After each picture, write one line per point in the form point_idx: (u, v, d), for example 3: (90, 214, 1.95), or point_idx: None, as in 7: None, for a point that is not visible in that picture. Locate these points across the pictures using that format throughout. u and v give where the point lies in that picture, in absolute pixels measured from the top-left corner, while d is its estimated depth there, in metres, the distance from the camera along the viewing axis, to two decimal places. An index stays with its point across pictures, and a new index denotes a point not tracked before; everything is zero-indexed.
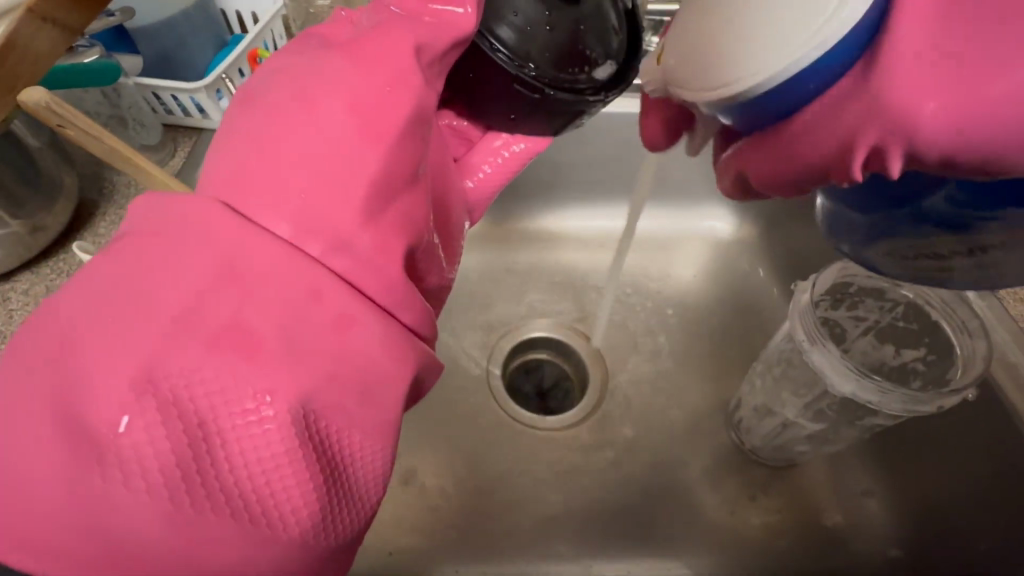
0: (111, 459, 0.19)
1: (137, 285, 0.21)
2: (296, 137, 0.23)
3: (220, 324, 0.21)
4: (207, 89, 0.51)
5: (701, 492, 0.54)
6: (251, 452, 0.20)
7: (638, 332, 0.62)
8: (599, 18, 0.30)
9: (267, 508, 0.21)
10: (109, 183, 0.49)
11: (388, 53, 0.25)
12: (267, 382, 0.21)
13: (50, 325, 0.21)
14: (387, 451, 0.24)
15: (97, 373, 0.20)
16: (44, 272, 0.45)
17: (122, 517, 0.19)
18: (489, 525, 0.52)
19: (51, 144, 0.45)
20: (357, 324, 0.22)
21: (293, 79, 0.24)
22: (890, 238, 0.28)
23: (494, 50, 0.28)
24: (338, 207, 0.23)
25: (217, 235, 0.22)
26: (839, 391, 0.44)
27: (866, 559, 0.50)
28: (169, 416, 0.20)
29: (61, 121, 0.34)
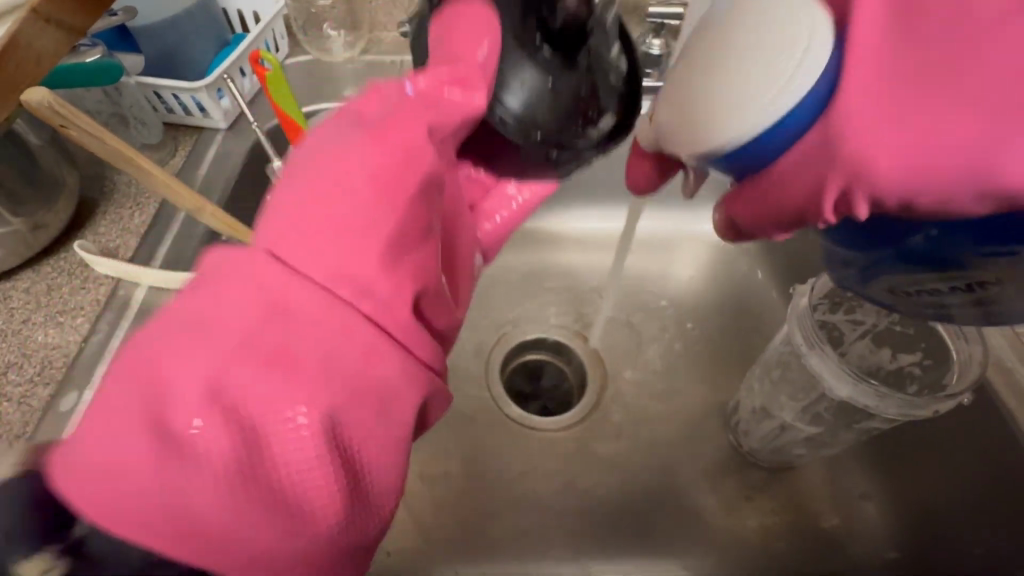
0: (183, 453, 0.20)
1: (212, 300, 0.22)
2: (331, 192, 0.24)
3: (276, 339, 0.21)
4: (208, 89, 0.51)
5: (699, 493, 0.54)
6: (289, 455, 0.21)
7: (637, 333, 0.62)
8: (599, 76, 0.30)
9: (300, 509, 0.21)
10: (110, 182, 0.49)
11: (398, 120, 0.25)
12: (313, 395, 0.21)
13: (137, 334, 0.22)
14: (401, 469, 0.24)
15: (173, 377, 0.21)
16: (45, 271, 0.45)
17: (187, 507, 0.20)
18: (488, 526, 0.53)
19: (52, 143, 0.45)
20: (387, 351, 0.23)
21: (318, 150, 0.25)
22: (885, 276, 0.28)
23: (503, 118, 0.28)
24: (369, 246, 0.23)
25: (276, 266, 0.23)
26: (838, 395, 0.44)
27: (863, 561, 0.51)
28: (230, 418, 0.20)
29: (64, 122, 0.34)
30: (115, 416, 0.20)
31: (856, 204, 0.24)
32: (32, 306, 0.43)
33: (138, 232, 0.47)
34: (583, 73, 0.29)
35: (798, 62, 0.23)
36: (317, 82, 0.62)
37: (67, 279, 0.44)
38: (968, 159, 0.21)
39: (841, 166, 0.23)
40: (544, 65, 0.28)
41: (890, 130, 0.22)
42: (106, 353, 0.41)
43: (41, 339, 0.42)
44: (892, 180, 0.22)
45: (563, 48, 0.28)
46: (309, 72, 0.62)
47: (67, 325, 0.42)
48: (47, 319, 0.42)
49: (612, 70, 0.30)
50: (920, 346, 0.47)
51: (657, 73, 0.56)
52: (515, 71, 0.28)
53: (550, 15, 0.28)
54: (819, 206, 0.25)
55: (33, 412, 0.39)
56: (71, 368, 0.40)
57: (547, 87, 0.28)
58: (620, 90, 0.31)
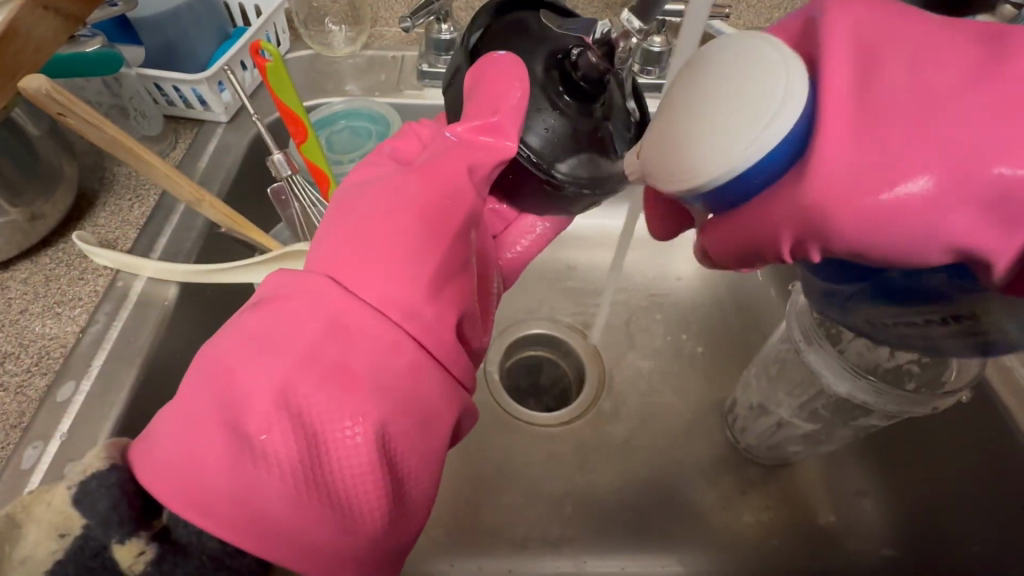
0: (257, 454, 0.24)
1: (278, 326, 0.26)
2: (382, 231, 0.28)
3: (335, 357, 0.25)
4: (209, 81, 0.51)
5: (696, 488, 0.54)
6: (345, 458, 0.24)
7: (637, 329, 0.63)
8: (610, 123, 0.32)
9: (352, 507, 0.25)
10: (109, 173, 0.49)
11: (444, 172, 0.29)
12: (363, 408, 0.25)
13: (213, 355, 0.26)
14: (435, 477, 0.28)
15: (251, 390, 0.25)
16: (43, 261, 0.45)
17: (259, 498, 0.24)
18: (485, 521, 0.53)
19: (51, 133, 0.45)
20: (428, 368, 0.27)
21: (375, 196, 0.29)
22: (870, 308, 0.28)
23: (522, 153, 0.30)
24: (416, 279, 0.27)
25: (330, 297, 0.26)
26: (837, 391, 0.44)
27: (859, 559, 0.51)
28: (296, 426, 0.24)
29: (62, 110, 0.34)
30: (201, 422, 0.25)
31: (808, 253, 0.24)
32: (29, 297, 0.43)
33: (138, 223, 0.47)
34: (599, 120, 0.31)
35: (786, 89, 0.22)
36: (317, 75, 0.62)
37: (65, 270, 0.44)
38: (929, 214, 0.21)
39: (797, 219, 0.23)
40: (565, 108, 0.30)
41: (857, 180, 0.21)
42: (105, 344, 0.41)
43: (38, 329, 0.41)
44: (853, 232, 0.21)
45: (582, 96, 0.31)
46: (310, 65, 0.62)
47: (65, 316, 0.42)
48: (45, 310, 0.42)
49: (622, 120, 0.33)
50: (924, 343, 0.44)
51: (658, 71, 0.56)
52: (540, 115, 0.30)
53: (572, 66, 0.30)
54: (778, 248, 0.25)
55: (30, 402, 0.39)
56: (68, 358, 0.40)
57: (569, 130, 0.30)
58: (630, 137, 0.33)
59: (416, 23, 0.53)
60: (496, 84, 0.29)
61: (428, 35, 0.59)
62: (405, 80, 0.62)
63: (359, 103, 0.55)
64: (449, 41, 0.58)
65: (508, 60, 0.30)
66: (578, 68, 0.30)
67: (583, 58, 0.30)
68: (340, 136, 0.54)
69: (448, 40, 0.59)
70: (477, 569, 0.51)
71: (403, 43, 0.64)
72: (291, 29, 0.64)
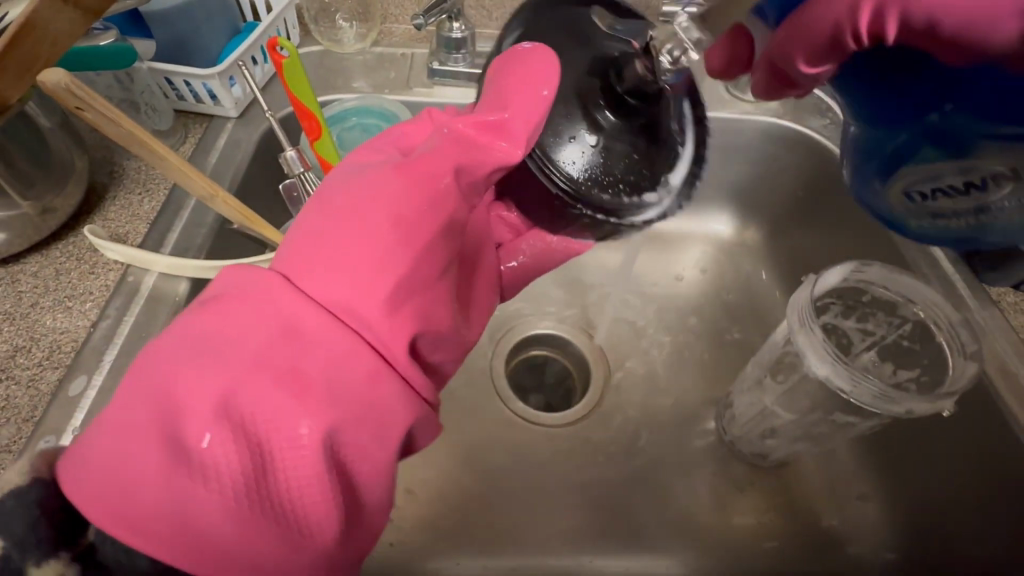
0: (195, 467, 0.24)
1: (224, 332, 0.26)
2: (349, 237, 0.28)
3: (285, 361, 0.25)
4: (221, 76, 0.51)
5: (698, 489, 0.55)
6: (290, 468, 0.24)
7: (642, 330, 0.63)
8: (649, 146, 0.30)
9: (298, 518, 0.25)
10: (119, 167, 0.49)
11: (433, 172, 0.29)
12: (313, 418, 0.25)
13: (156, 362, 0.26)
14: (389, 483, 0.28)
15: (190, 398, 0.24)
16: (53, 255, 0.44)
17: (197, 514, 0.23)
18: (492, 518, 0.53)
19: (63, 126, 0.45)
20: (385, 377, 0.27)
21: (356, 195, 0.29)
22: (902, 173, 0.29)
23: (554, 176, 0.28)
24: (377, 288, 0.27)
25: (282, 304, 0.26)
26: (816, 374, 0.44)
27: (860, 561, 0.51)
28: (239, 435, 0.24)
29: (80, 104, 0.34)
30: (141, 433, 0.24)
31: (886, 24, 0.25)
32: (40, 291, 0.43)
33: (148, 218, 0.47)
34: (639, 142, 0.30)
35: None
36: (327, 72, 0.62)
37: (75, 264, 0.44)
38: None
39: None
40: (604, 127, 0.29)
41: None
42: (116, 338, 0.41)
43: (49, 324, 0.41)
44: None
45: (624, 111, 0.29)
46: (319, 61, 0.62)
47: (75, 310, 0.42)
48: (55, 304, 0.42)
49: (664, 143, 0.31)
50: (920, 362, 0.49)
51: None
52: (570, 128, 0.29)
53: (617, 78, 0.29)
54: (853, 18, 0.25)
55: (42, 397, 0.39)
56: (79, 352, 0.40)
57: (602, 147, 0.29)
58: (670, 166, 0.31)
59: (427, 22, 0.53)
60: (524, 85, 0.28)
61: (438, 34, 0.59)
62: (414, 78, 0.62)
63: (371, 100, 0.56)
64: (458, 39, 0.59)
65: (541, 53, 0.29)
66: (624, 80, 0.29)
67: (629, 71, 0.29)
68: (352, 133, 0.54)
69: (459, 38, 0.59)
70: (483, 568, 0.51)
71: (412, 41, 0.64)
72: (301, 24, 0.64)
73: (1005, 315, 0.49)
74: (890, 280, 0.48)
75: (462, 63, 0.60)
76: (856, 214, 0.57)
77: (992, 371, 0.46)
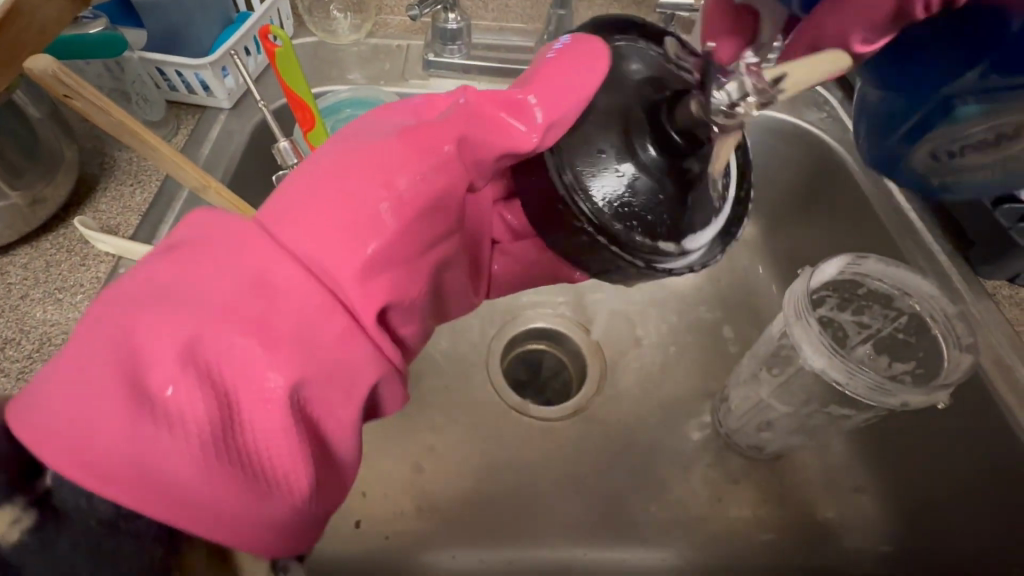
0: (159, 414, 0.22)
1: (191, 278, 0.25)
2: (331, 190, 0.26)
3: (257, 311, 0.24)
4: (213, 67, 0.51)
5: (694, 482, 0.55)
6: (259, 420, 0.23)
7: (639, 323, 0.63)
8: (680, 197, 0.29)
9: (267, 472, 0.24)
10: (110, 158, 0.49)
11: (438, 141, 0.28)
12: (285, 369, 0.24)
13: (114, 306, 0.24)
14: (356, 442, 0.28)
15: (152, 344, 0.23)
16: (43, 247, 0.44)
17: (160, 461, 0.22)
18: (489, 512, 0.53)
19: (53, 116, 0.44)
20: (358, 335, 0.26)
21: (350, 154, 0.28)
22: (920, 142, 0.41)
23: (576, 200, 0.27)
24: (358, 245, 0.26)
25: (256, 254, 0.25)
26: (811, 366, 0.45)
27: (856, 554, 0.51)
28: (205, 384, 0.23)
29: (68, 92, 0.33)
30: (93, 376, 0.23)
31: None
32: (30, 283, 0.42)
33: (140, 209, 0.46)
34: (668, 186, 0.28)
35: None
36: (321, 63, 0.61)
37: (66, 256, 0.44)
38: None
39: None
40: (642, 163, 0.28)
41: None
42: None
43: (39, 316, 0.41)
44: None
45: (668, 152, 0.28)
46: (313, 52, 0.61)
47: (66, 302, 0.42)
48: (46, 296, 0.42)
49: (695, 200, 0.29)
50: (916, 355, 0.49)
51: None
52: (609, 156, 0.28)
53: (668, 116, 0.27)
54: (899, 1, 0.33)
55: None
56: None
57: (630, 178, 0.28)
58: (695, 227, 0.29)
59: (423, 13, 0.52)
60: (574, 79, 0.28)
61: (434, 25, 0.59)
62: (410, 70, 0.61)
63: (365, 91, 0.55)
64: (454, 30, 0.58)
65: (598, 49, 0.29)
66: (676, 120, 0.27)
67: (682, 110, 0.27)
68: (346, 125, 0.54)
69: (455, 30, 0.58)
70: (479, 561, 0.51)
71: (407, 32, 0.64)
72: (294, 15, 0.63)
73: (1001, 308, 0.49)
74: (886, 274, 0.47)
75: (458, 54, 0.60)
76: (854, 208, 0.57)
77: (988, 364, 0.46)
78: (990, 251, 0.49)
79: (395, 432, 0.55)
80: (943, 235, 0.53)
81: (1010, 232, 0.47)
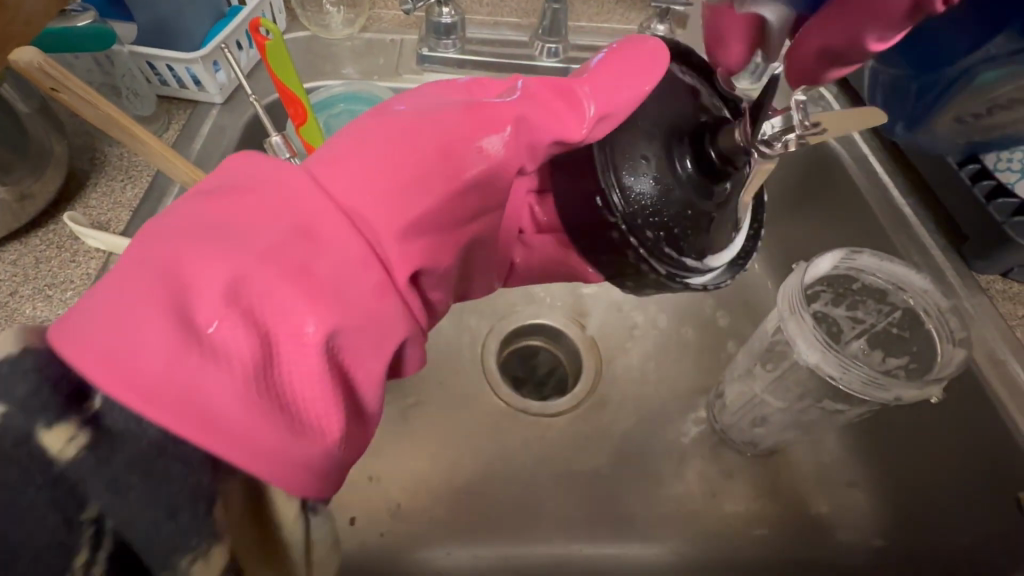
0: (204, 345, 0.22)
1: (238, 220, 0.25)
2: (377, 153, 0.28)
3: (299, 257, 0.24)
4: (204, 61, 0.50)
5: (688, 477, 0.55)
6: (296, 362, 0.24)
7: (635, 319, 0.63)
8: (707, 217, 0.29)
9: (301, 415, 0.24)
10: (101, 153, 0.48)
11: (489, 117, 0.29)
12: (325, 314, 0.24)
13: (160, 242, 0.24)
14: (381, 400, 0.28)
15: (200, 279, 0.23)
16: (32, 244, 0.43)
17: (205, 391, 0.22)
18: (485, 508, 0.53)
19: (41, 111, 0.44)
20: (390, 291, 0.27)
21: (396, 121, 0.29)
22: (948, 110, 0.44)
23: (613, 200, 0.27)
24: (398, 204, 0.27)
25: (300, 204, 0.26)
26: (805, 361, 0.45)
27: (849, 547, 0.52)
28: (249, 321, 0.23)
29: (55, 85, 0.33)
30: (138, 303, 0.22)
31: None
32: (20, 280, 0.42)
33: (131, 205, 0.46)
34: (698, 202, 0.29)
35: None
36: (314, 57, 0.60)
37: (56, 252, 0.43)
38: None
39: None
40: (680, 174, 0.28)
41: None
42: None
43: (29, 313, 0.40)
44: None
45: (704, 171, 0.29)
46: (306, 47, 0.61)
47: (56, 299, 0.41)
48: (35, 293, 0.41)
49: (718, 221, 0.30)
50: (910, 350, 0.49)
51: None
52: (653, 165, 0.28)
53: (712, 137, 0.28)
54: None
55: None
56: None
57: (667, 189, 0.28)
58: (715, 246, 0.30)
59: (416, 6, 0.52)
60: (630, 77, 0.29)
61: (428, 19, 0.58)
62: (404, 65, 0.61)
63: (358, 86, 0.55)
64: (448, 25, 0.58)
65: (656, 50, 0.31)
66: (718, 143, 0.28)
67: (725, 135, 0.28)
68: (339, 120, 0.54)
69: (449, 24, 0.58)
70: (474, 557, 0.51)
71: (401, 27, 0.63)
72: (287, 9, 0.63)
73: (995, 303, 0.49)
74: (879, 269, 0.47)
75: (453, 48, 0.59)
76: (849, 203, 0.57)
77: (981, 359, 0.46)
78: (983, 246, 0.49)
79: (390, 428, 0.55)
80: (936, 230, 0.53)
81: (1003, 226, 0.47)
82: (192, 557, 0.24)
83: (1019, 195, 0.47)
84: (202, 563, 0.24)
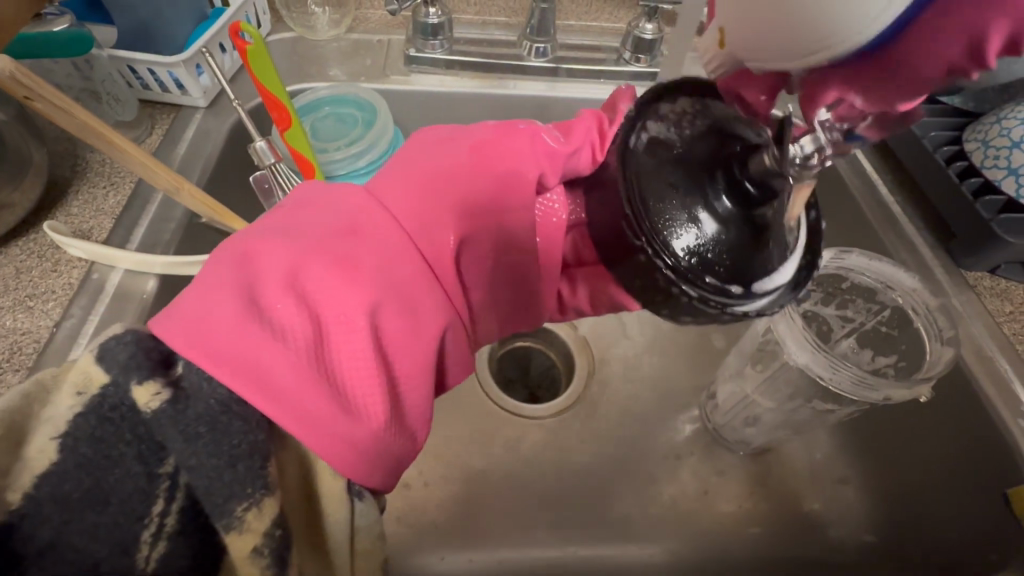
0: (266, 322, 0.24)
1: (300, 220, 0.27)
2: (418, 161, 0.30)
3: (348, 249, 0.26)
4: (186, 64, 0.49)
5: (682, 477, 0.55)
6: (345, 344, 0.25)
7: (627, 319, 0.63)
8: (756, 241, 0.25)
9: (349, 395, 0.25)
10: (82, 160, 0.47)
11: (507, 140, 0.30)
12: (368, 296, 0.25)
13: (235, 240, 0.27)
14: (428, 392, 0.28)
15: (265, 266, 0.25)
16: (12, 253, 0.43)
17: (267, 362, 0.23)
18: (478, 514, 0.53)
19: (20, 118, 0.43)
20: (430, 283, 0.28)
21: (435, 138, 0.31)
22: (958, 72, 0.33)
23: (637, 231, 0.25)
24: (437, 199, 0.28)
25: (351, 206, 0.28)
26: (796, 362, 0.45)
27: (841, 543, 0.52)
28: (304, 305, 0.24)
29: (28, 94, 0.32)
30: (218, 283, 0.25)
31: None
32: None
33: (113, 212, 0.45)
34: (740, 229, 0.25)
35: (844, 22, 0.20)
36: (301, 59, 0.60)
37: (37, 262, 0.42)
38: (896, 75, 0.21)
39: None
40: (711, 199, 0.25)
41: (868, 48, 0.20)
42: (81, 338, 0.39)
43: (9, 323, 0.40)
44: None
45: (744, 199, 0.25)
46: (292, 49, 0.60)
47: (37, 309, 0.40)
48: (16, 304, 0.40)
49: (773, 244, 0.26)
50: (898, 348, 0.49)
51: (648, 59, 0.59)
52: (680, 196, 0.25)
53: (741, 165, 0.24)
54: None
55: None
56: (41, 353, 0.38)
57: (699, 217, 0.25)
58: (769, 268, 0.26)
59: (403, 7, 0.51)
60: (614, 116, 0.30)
61: (414, 19, 0.58)
62: (392, 65, 0.60)
63: (343, 88, 0.54)
64: (435, 25, 0.57)
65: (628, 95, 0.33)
66: (750, 168, 0.24)
67: (756, 158, 0.24)
68: (324, 122, 0.53)
69: (436, 24, 0.58)
70: (468, 562, 0.50)
71: (389, 27, 0.63)
72: (272, 10, 0.62)
73: (982, 299, 0.49)
74: (868, 268, 0.48)
75: (440, 49, 0.59)
76: (840, 202, 0.57)
77: (970, 356, 0.46)
78: (969, 244, 0.49)
79: None
80: (925, 227, 0.53)
81: (991, 223, 0.47)
82: (246, 504, 0.24)
83: (1006, 194, 0.46)
84: (255, 512, 0.24)
